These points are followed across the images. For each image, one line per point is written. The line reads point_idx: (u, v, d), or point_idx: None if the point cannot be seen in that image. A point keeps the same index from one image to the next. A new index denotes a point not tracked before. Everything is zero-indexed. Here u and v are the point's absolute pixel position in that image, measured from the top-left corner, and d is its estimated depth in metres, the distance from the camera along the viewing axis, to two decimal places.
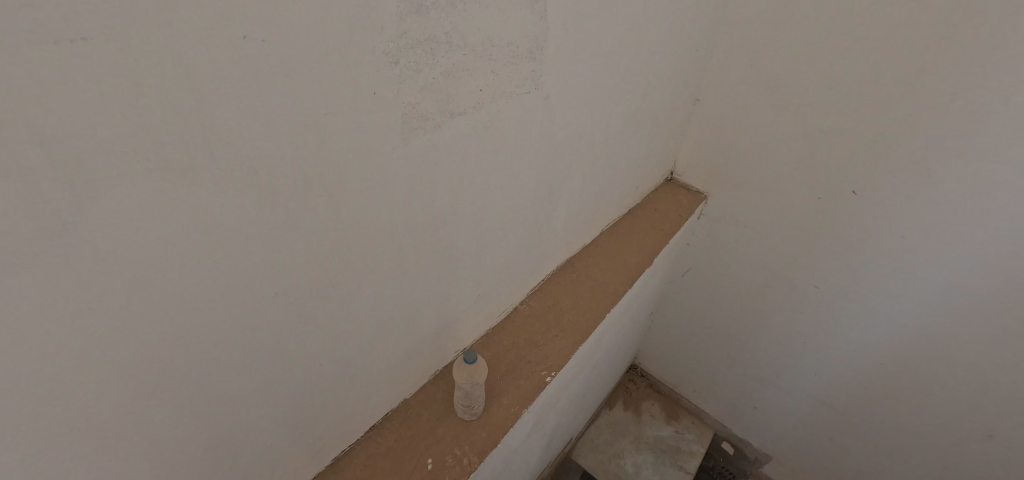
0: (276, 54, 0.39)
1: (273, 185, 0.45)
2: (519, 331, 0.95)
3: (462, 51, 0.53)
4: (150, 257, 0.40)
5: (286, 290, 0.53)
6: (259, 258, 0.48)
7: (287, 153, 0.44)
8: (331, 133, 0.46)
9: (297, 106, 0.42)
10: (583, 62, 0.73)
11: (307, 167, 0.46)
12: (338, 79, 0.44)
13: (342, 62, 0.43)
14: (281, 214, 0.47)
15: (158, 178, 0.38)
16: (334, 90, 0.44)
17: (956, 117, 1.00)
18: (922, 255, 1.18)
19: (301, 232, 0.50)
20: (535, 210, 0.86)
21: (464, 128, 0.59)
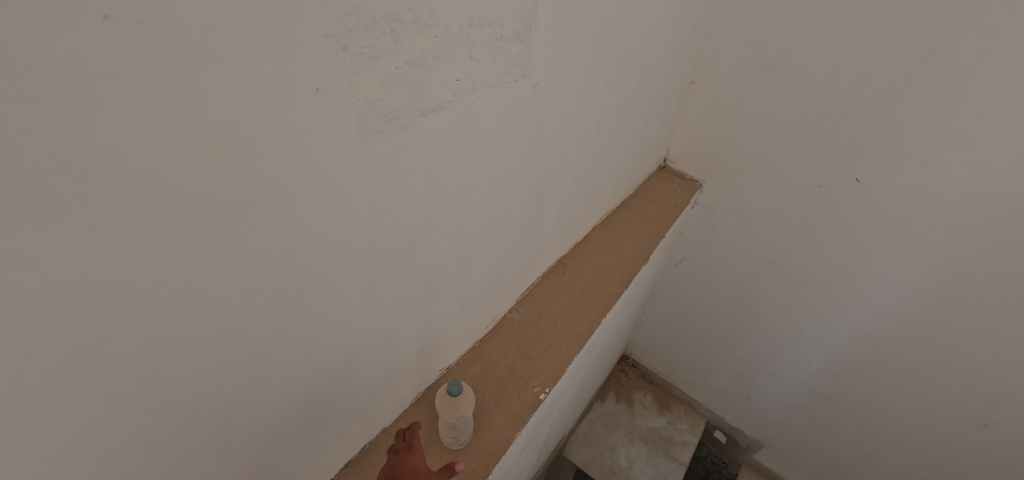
0: (172, 43, 0.29)
1: (190, 215, 0.35)
2: (509, 343, 0.87)
3: (433, 33, 0.43)
4: (26, 319, 0.31)
5: (228, 335, 0.43)
6: (181, 304, 0.38)
7: (208, 172, 0.34)
8: (264, 142, 0.36)
9: (215, 112, 0.32)
10: (576, 44, 0.64)
11: (235, 187, 0.36)
12: (265, 71, 0.34)
13: (269, 49, 0.33)
14: (206, 248, 0.37)
15: (20, 218, 0.28)
16: (264, 87, 0.34)
17: (969, 101, 0.94)
18: (926, 245, 1.13)
19: (237, 265, 0.40)
20: (523, 211, 0.77)
21: (440, 127, 0.50)
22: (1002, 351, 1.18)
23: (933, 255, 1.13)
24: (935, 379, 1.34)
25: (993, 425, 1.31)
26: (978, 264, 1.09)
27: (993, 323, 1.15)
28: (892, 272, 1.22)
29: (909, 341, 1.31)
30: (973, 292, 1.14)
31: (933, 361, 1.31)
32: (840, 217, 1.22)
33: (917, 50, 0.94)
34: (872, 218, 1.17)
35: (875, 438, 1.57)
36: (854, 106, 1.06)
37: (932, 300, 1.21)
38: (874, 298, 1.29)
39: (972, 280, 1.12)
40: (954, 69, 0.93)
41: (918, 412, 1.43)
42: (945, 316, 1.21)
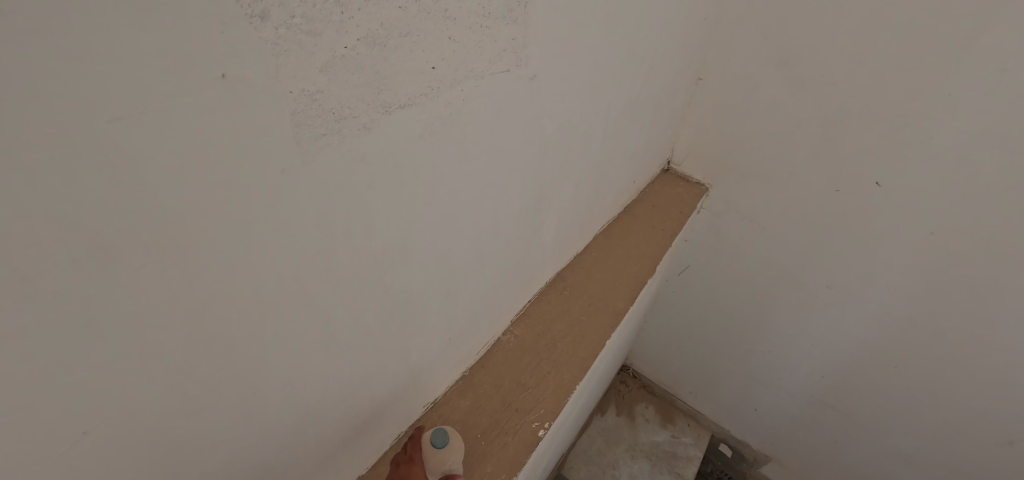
0: None
1: (28, 266, 0.23)
2: (503, 371, 0.77)
3: (395, 3, 0.33)
4: None
5: (134, 415, 0.32)
6: (35, 390, 0.27)
7: (60, 207, 0.23)
8: (146, 155, 0.25)
9: (58, 116, 0.21)
10: (578, 30, 0.55)
11: (103, 223, 0.25)
12: (137, 51, 0.22)
13: (134, 13, 0.21)
14: (67, 310, 0.26)
15: None
16: (139, 79, 0.23)
17: (1008, 98, 0.85)
18: (953, 254, 1.05)
19: (134, 327, 0.29)
20: (517, 223, 0.67)
21: (411, 128, 0.40)
22: None
23: (960, 264, 1.05)
24: (958, 394, 1.25)
25: (1019, 443, 1.23)
26: (1010, 274, 1.00)
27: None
28: (915, 282, 1.13)
29: (930, 354, 1.23)
30: (1004, 304, 1.05)
31: (957, 375, 1.22)
32: (859, 222, 1.13)
33: (950, 41, 0.85)
34: (894, 226, 1.08)
35: (891, 454, 1.49)
36: (878, 103, 0.97)
37: (958, 311, 1.12)
38: (894, 309, 1.21)
39: (1003, 290, 1.03)
40: (993, 63, 0.83)
41: (938, 428, 1.34)
42: (972, 329, 1.13)
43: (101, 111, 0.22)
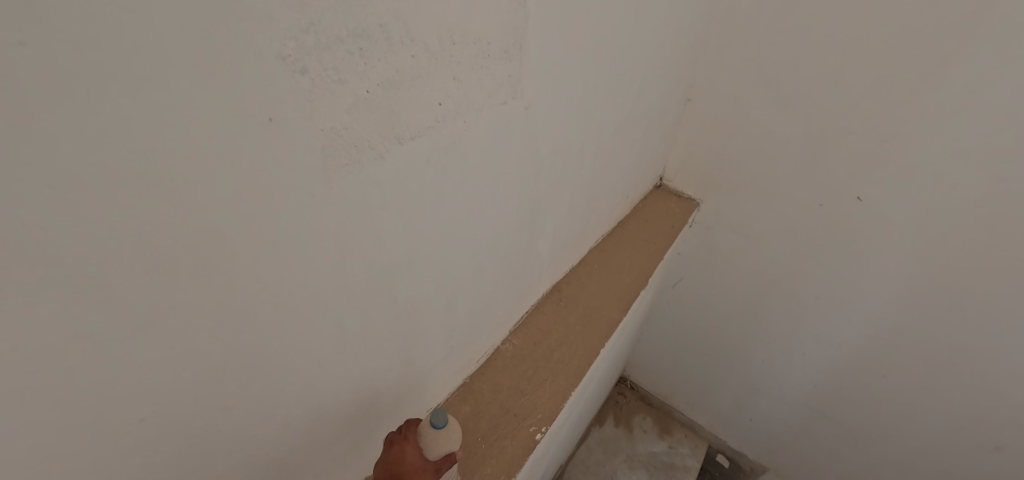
0: (67, 71, 0.22)
1: (105, 276, 0.28)
2: (502, 377, 0.81)
3: (408, 53, 0.38)
4: None
5: (175, 410, 0.37)
6: (99, 383, 0.31)
7: (132, 228, 0.28)
8: (204, 186, 0.29)
9: (139, 154, 0.26)
10: (569, 63, 0.60)
11: (165, 241, 0.29)
12: (202, 102, 0.27)
13: (202, 71, 0.26)
14: (135, 315, 0.30)
15: None
16: (200, 123, 0.28)
17: (973, 119, 0.91)
18: (932, 265, 1.10)
19: (182, 331, 0.33)
20: (515, 237, 0.72)
21: (419, 155, 0.45)
22: (1012, 373, 1.14)
23: (940, 274, 1.10)
24: (944, 402, 1.29)
25: (1005, 449, 1.26)
26: (987, 284, 1.05)
27: (1007, 344, 1.11)
28: (898, 292, 1.18)
29: (917, 362, 1.27)
30: (982, 313, 1.10)
31: (943, 382, 1.26)
32: (843, 235, 1.18)
33: (918, 66, 0.92)
34: (876, 238, 1.14)
35: (883, 462, 1.51)
36: (855, 122, 1.03)
37: (940, 319, 1.16)
38: (880, 318, 1.25)
39: (981, 299, 1.08)
40: (959, 86, 0.90)
41: (927, 435, 1.38)
42: (955, 337, 1.17)
43: (171, 150, 0.27)
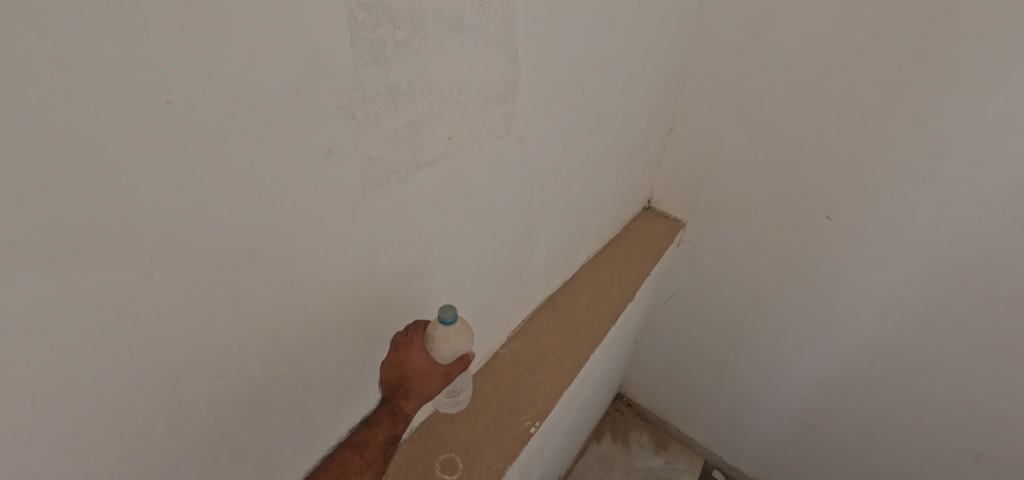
0: (207, 117, 0.33)
1: (210, 261, 0.38)
2: (501, 377, 0.90)
3: (427, 100, 0.49)
4: (72, 358, 0.34)
5: (240, 372, 0.47)
6: (194, 343, 0.41)
7: (230, 227, 0.38)
8: (277, 196, 0.40)
9: (241, 174, 0.36)
10: (558, 101, 0.72)
11: (250, 236, 0.40)
12: (284, 136, 0.38)
13: (288, 117, 0.37)
14: (224, 291, 0.41)
15: (75, 269, 0.31)
16: (280, 151, 0.38)
17: (921, 144, 1.01)
18: (899, 278, 1.18)
19: (252, 307, 0.44)
20: (511, 250, 0.81)
21: (433, 178, 0.55)
22: (984, 380, 1.21)
23: (906, 287, 1.18)
24: (925, 411, 1.35)
25: (985, 455, 1.32)
26: (950, 295, 1.14)
27: (975, 353, 1.19)
28: (870, 305, 1.26)
29: (895, 372, 1.33)
30: (949, 324, 1.18)
31: (923, 392, 1.32)
32: (817, 251, 1.27)
33: (870, 98, 1.03)
34: (846, 254, 1.23)
35: (873, 473, 1.56)
36: (819, 149, 1.14)
37: (910, 330, 1.24)
38: (856, 331, 1.33)
39: (947, 309, 1.16)
40: (908, 115, 1.00)
41: (912, 445, 1.43)
42: (926, 347, 1.25)
43: (261, 172, 0.38)
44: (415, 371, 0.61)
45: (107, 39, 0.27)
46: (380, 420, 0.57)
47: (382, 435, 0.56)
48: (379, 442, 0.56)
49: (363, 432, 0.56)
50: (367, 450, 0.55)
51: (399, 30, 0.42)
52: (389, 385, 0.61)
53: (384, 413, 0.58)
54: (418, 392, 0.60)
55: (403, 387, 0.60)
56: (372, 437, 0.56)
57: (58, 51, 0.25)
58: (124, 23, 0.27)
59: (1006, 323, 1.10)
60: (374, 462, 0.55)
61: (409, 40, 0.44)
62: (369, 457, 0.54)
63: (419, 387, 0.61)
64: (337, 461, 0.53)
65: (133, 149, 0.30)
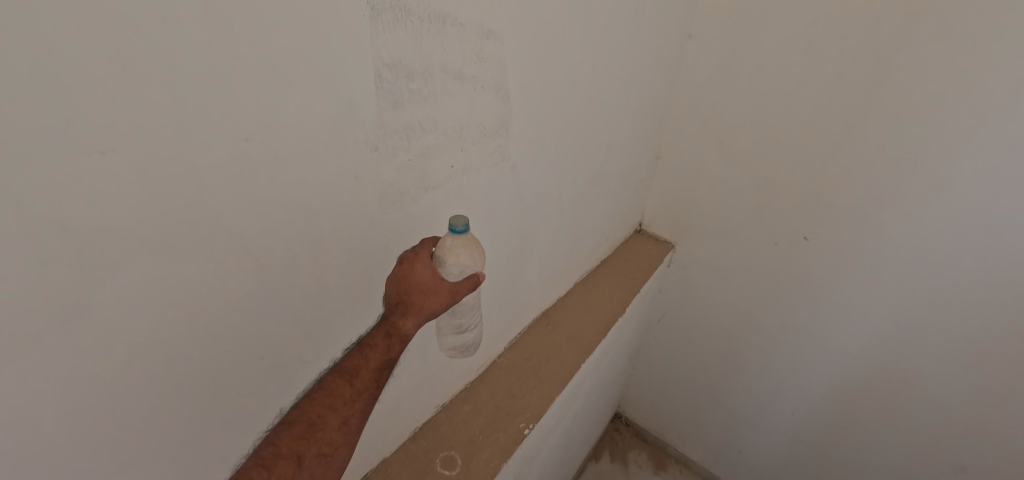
0: (270, 149, 0.42)
1: (267, 264, 0.47)
2: (498, 383, 0.98)
3: (434, 136, 0.59)
4: (161, 339, 0.42)
5: (283, 363, 0.54)
6: (251, 335, 0.49)
7: (281, 236, 0.47)
8: (318, 211, 0.49)
9: (291, 193, 0.46)
10: (546, 133, 0.81)
11: (297, 244, 0.49)
12: (325, 164, 0.48)
13: (329, 149, 0.47)
14: (274, 291, 0.49)
15: (172, 267, 0.40)
16: (322, 176, 0.48)
17: (881, 168, 1.07)
18: (873, 295, 1.21)
19: (295, 306, 0.52)
20: (506, 266, 0.90)
21: (438, 200, 0.65)
22: (966, 395, 1.20)
23: (883, 304, 1.21)
24: (909, 425, 1.33)
25: (969, 470, 1.29)
26: (923, 309, 1.16)
27: (951, 366, 1.19)
28: (848, 322, 1.28)
29: (876, 387, 1.33)
30: (927, 339, 1.19)
31: (910, 409, 1.30)
32: (800, 277, 1.31)
33: (834, 126, 1.09)
34: (824, 272, 1.26)
35: None
36: (795, 173, 1.20)
37: (892, 354, 1.26)
38: (833, 344, 1.34)
39: (925, 335, 1.19)
40: (868, 142, 1.06)
41: (901, 463, 1.40)
42: (905, 362, 1.25)
43: (306, 192, 0.47)
44: (420, 287, 0.62)
45: (211, 92, 0.37)
46: (375, 345, 0.59)
47: (375, 360, 0.58)
48: (372, 367, 0.58)
49: (356, 357, 0.57)
50: (358, 377, 0.56)
51: (413, 82, 0.53)
52: (390, 303, 0.62)
53: (379, 336, 0.59)
54: (419, 313, 0.61)
55: (404, 305, 0.62)
56: (365, 362, 0.57)
57: (180, 100, 0.35)
58: (222, 81, 0.37)
59: (980, 346, 1.13)
60: (365, 389, 0.57)
61: (420, 89, 0.54)
62: (360, 385, 0.56)
63: (421, 308, 0.62)
64: (328, 387, 0.54)
65: (221, 173, 0.40)
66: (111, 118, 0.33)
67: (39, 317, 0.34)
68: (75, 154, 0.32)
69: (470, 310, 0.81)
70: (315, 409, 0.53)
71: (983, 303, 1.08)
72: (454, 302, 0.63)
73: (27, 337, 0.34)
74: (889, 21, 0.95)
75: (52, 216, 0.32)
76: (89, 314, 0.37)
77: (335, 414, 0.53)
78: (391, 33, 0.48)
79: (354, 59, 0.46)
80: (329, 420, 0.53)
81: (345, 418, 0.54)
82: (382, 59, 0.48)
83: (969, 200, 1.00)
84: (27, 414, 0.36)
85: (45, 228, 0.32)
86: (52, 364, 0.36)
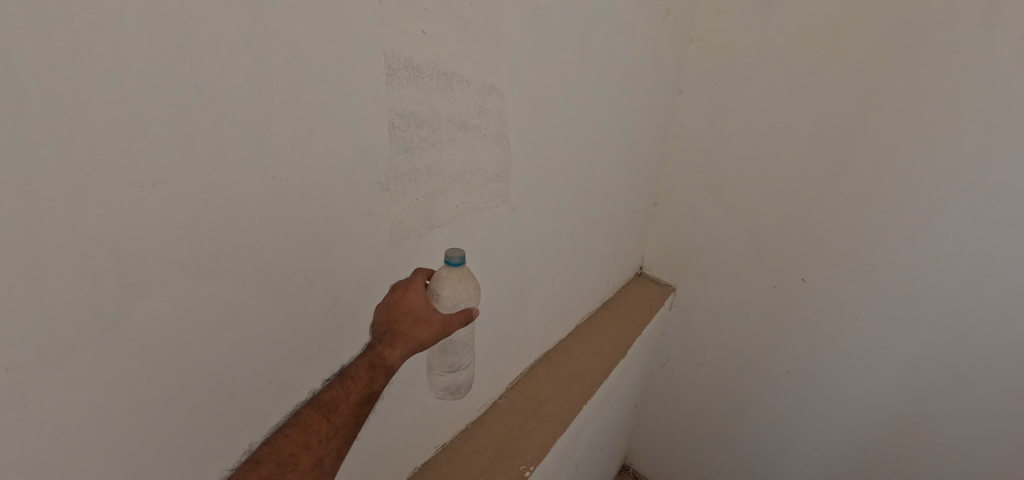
0: (295, 187, 0.48)
1: (283, 292, 0.51)
2: (498, 425, 0.99)
3: (440, 179, 0.65)
4: (181, 359, 0.45)
5: (288, 391, 0.56)
6: (262, 360, 0.52)
7: (297, 266, 0.51)
8: (332, 244, 0.54)
9: (309, 226, 0.50)
10: (545, 179, 0.87)
11: (311, 273, 0.53)
12: (340, 201, 0.52)
13: (344, 187, 0.52)
14: (286, 319, 0.52)
15: (199, 289, 0.44)
16: (337, 212, 0.53)
17: (871, 210, 1.11)
18: (874, 335, 1.21)
19: (303, 333, 0.55)
20: (507, 305, 0.92)
21: (443, 238, 0.69)
22: (984, 440, 1.16)
23: (884, 345, 1.21)
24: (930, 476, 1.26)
25: None
26: (927, 350, 1.16)
27: (965, 409, 1.16)
28: (853, 364, 1.27)
29: (889, 433, 1.28)
30: (935, 381, 1.17)
31: (929, 457, 1.25)
32: (800, 319, 1.31)
33: (821, 171, 1.15)
34: (824, 313, 1.26)
35: None
36: (787, 217, 1.24)
37: (903, 398, 1.23)
38: (843, 388, 1.31)
39: (932, 375, 1.17)
40: (855, 186, 1.11)
41: None
42: (917, 405, 1.22)
43: (323, 226, 0.52)
44: (409, 315, 0.63)
45: (249, 137, 0.42)
46: (357, 376, 0.58)
47: (356, 393, 0.58)
48: (352, 401, 0.58)
49: (335, 390, 0.57)
50: (336, 412, 0.57)
51: (422, 131, 0.59)
52: (378, 331, 0.63)
53: (363, 367, 0.59)
54: (408, 343, 0.62)
55: (392, 334, 0.62)
56: (345, 395, 0.58)
57: (222, 142, 0.41)
58: (259, 129, 0.43)
59: (988, 387, 1.11)
60: (343, 426, 0.57)
61: (428, 137, 0.60)
62: (337, 421, 0.56)
63: (410, 338, 0.62)
64: (303, 422, 0.55)
65: (251, 206, 0.45)
66: (162, 156, 0.38)
67: (79, 329, 0.38)
68: (130, 184, 0.37)
69: (463, 349, 0.83)
70: (288, 446, 0.53)
71: (986, 341, 1.08)
72: (444, 334, 0.64)
73: (65, 348, 0.37)
74: (863, 75, 1.03)
75: (104, 237, 0.37)
76: (119, 331, 0.40)
77: (308, 454, 0.54)
78: (404, 88, 0.55)
79: (371, 110, 0.52)
80: (301, 460, 0.53)
81: (319, 458, 0.54)
82: (395, 110, 0.55)
83: (958, 239, 1.03)
84: (55, 423, 0.39)
85: (97, 247, 0.37)
86: (84, 377, 0.39)
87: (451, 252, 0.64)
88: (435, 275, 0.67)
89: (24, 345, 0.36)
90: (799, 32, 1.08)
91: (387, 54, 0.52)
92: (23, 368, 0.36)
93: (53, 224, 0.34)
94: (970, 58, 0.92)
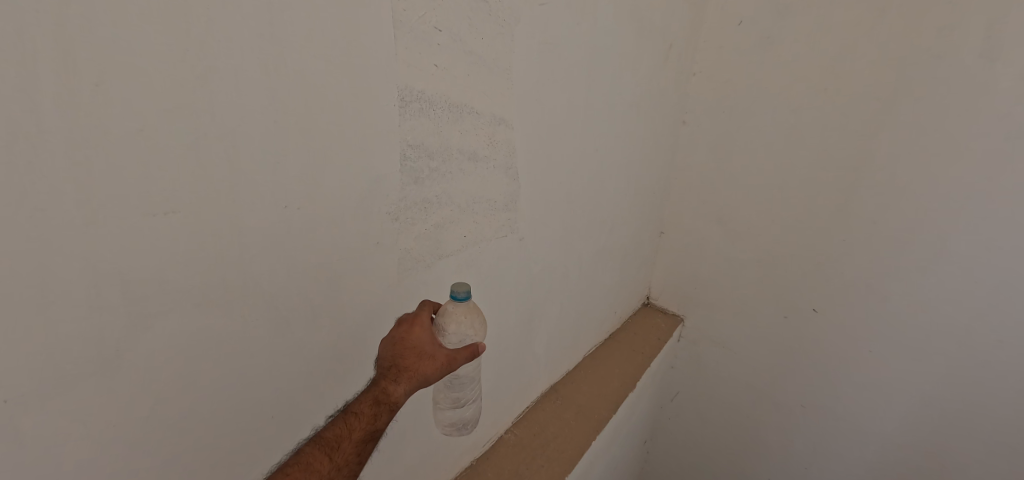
0: (306, 216, 0.47)
1: (290, 322, 0.50)
2: (503, 461, 0.95)
3: (449, 209, 0.65)
4: (182, 391, 0.43)
5: (289, 425, 0.54)
6: (265, 391, 0.50)
7: (303, 295, 0.50)
8: (341, 273, 0.53)
9: (317, 255, 0.50)
10: (552, 209, 0.87)
11: (318, 303, 0.52)
12: (350, 229, 0.52)
13: (354, 215, 0.52)
14: (291, 350, 0.51)
15: (207, 316, 0.43)
16: (347, 240, 0.52)
17: (879, 242, 1.10)
18: (890, 370, 1.18)
19: (309, 365, 0.54)
20: (513, 336, 0.91)
21: (451, 267, 0.69)
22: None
23: (900, 379, 1.17)
24: None
25: None
26: (944, 385, 1.12)
27: (986, 447, 1.12)
28: (868, 398, 1.23)
29: (909, 472, 1.23)
30: (953, 417, 1.13)
31: None
32: (812, 352, 1.28)
33: (829, 201, 1.14)
34: (838, 346, 1.23)
35: None
36: (797, 247, 1.22)
37: (921, 435, 1.18)
38: (858, 424, 1.26)
39: (952, 411, 1.13)
40: (863, 217, 1.11)
41: None
42: (937, 442, 1.17)
43: (332, 255, 0.51)
44: (415, 351, 0.62)
45: (263, 165, 0.43)
46: (361, 413, 0.57)
47: (359, 431, 0.56)
48: (355, 439, 0.56)
49: (339, 427, 0.55)
50: (339, 450, 0.54)
51: (432, 161, 0.59)
52: (382, 366, 0.61)
53: (367, 404, 0.57)
54: (412, 378, 0.60)
55: (397, 369, 0.60)
56: (348, 433, 0.55)
57: (237, 170, 0.41)
58: (272, 157, 0.43)
59: (1009, 423, 1.08)
60: (344, 464, 0.55)
61: (437, 168, 0.60)
62: (339, 459, 0.54)
63: (415, 373, 0.61)
64: (305, 460, 0.53)
65: (262, 236, 0.45)
66: (176, 185, 0.38)
67: (83, 359, 0.37)
68: (142, 212, 0.37)
69: (469, 384, 0.81)
70: None
71: (1005, 376, 1.05)
72: (449, 369, 0.63)
73: (68, 379, 0.37)
74: (866, 108, 1.04)
75: (114, 265, 0.36)
76: (123, 361, 0.39)
77: None
78: (416, 119, 0.55)
79: (384, 141, 0.53)
80: None
81: None
82: (407, 141, 0.55)
83: (970, 270, 1.02)
84: (51, 455, 0.37)
85: (106, 275, 0.36)
86: (85, 409, 0.38)
87: (457, 286, 0.63)
88: (441, 309, 0.66)
89: (26, 375, 0.35)
90: (801, 67, 1.10)
91: (402, 87, 0.53)
92: (24, 398, 0.35)
93: (63, 251, 0.34)
94: (972, 91, 0.93)
